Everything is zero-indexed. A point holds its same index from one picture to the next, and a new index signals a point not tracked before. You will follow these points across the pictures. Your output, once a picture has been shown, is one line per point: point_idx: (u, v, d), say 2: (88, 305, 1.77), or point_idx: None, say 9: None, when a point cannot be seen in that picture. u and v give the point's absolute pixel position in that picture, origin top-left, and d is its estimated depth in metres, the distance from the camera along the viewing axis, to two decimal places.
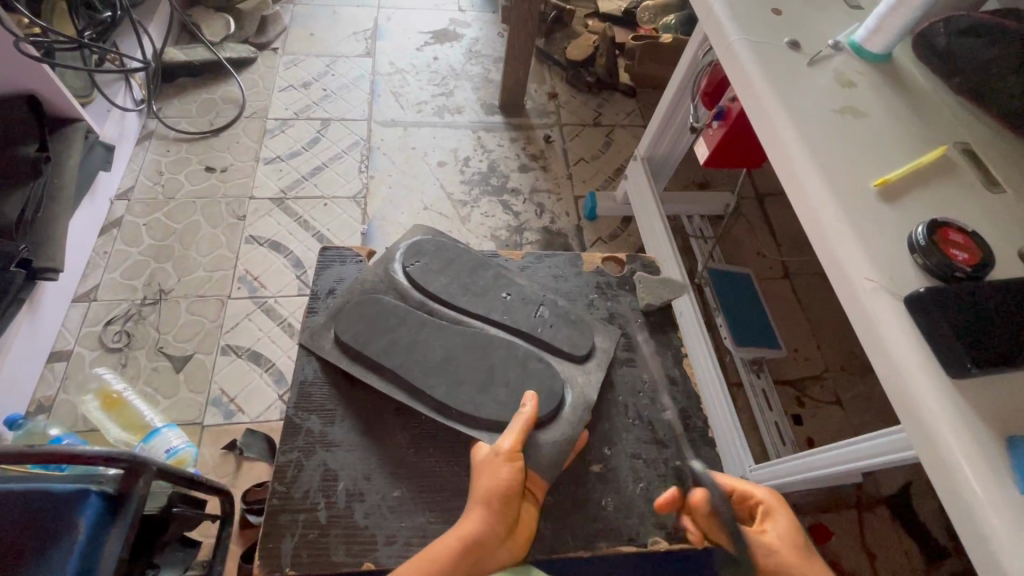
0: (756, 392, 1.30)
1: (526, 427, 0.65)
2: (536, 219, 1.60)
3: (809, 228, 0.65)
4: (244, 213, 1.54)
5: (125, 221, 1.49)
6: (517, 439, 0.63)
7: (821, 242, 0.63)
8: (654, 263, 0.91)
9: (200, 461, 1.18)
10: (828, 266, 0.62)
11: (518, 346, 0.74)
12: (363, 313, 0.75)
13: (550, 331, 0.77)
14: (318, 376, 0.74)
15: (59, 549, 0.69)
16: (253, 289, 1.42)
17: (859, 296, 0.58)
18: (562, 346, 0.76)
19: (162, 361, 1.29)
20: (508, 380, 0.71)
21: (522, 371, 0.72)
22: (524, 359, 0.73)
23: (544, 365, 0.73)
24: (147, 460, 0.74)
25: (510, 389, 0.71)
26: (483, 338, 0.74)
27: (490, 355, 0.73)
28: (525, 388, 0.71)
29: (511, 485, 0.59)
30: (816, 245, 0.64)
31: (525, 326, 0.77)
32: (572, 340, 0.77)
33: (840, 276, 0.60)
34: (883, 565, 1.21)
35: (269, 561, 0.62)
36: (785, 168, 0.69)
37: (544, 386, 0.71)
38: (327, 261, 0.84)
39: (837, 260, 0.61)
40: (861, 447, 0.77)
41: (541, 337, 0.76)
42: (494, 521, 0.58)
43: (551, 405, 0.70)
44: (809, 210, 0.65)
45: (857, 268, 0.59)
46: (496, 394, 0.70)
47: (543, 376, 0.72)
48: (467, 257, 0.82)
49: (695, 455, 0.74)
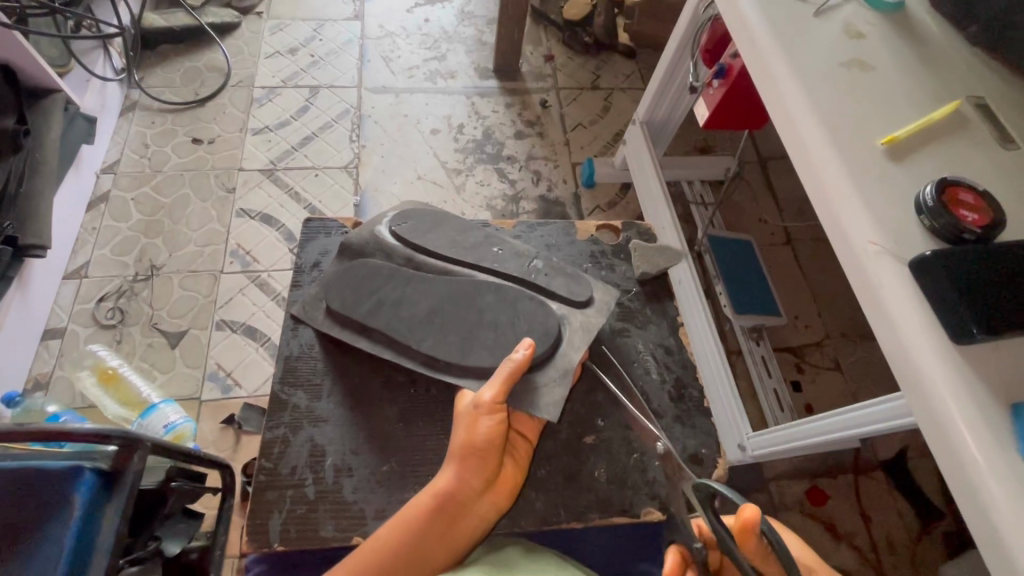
0: (755, 359, 1.29)
1: (515, 373, 0.63)
2: (533, 187, 1.56)
3: (811, 188, 0.62)
4: (234, 185, 1.51)
5: (112, 195, 1.46)
6: (498, 389, 0.62)
7: (823, 205, 0.60)
8: (650, 230, 0.88)
9: (200, 436, 1.19)
10: (829, 229, 0.60)
11: (509, 289, 0.72)
12: (349, 279, 0.73)
13: (545, 278, 0.74)
14: (304, 351, 0.72)
15: (56, 524, 0.69)
16: (245, 263, 1.40)
17: (862, 261, 0.56)
18: (557, 291, 0.73)
19: (156, 337, 1.29)
20: (496, 324, 0.70)
21: (513, 313, 0.71)
22: (514, 300, 0.71)
23: (536, 303, 0.71)
24: (141, 436, 0.73)
25: (499, 333, 0.69)
26: (471, 286, 0.72)
27: (478, 302, 0.71)
28: (516, 330, 0.69)
29: (486, 440, 0.59)
30: (817, 207, 0.61)
31: (516, 271, 0.75)
32: (568, 287, 0.74)
33: (842, 242, 0.58)
34: (878, 527, 1.22)
35: (258, 537, 0.62)
36: (787, 124, 0.66)
37: (536, 328, 0.70)
38: (311, 233, 0.82)
39: (839, 222, 0.58)
40: (866, 413, 0.75)
41: (535, 282, 0.74)
42: (468, 476, 0.59)
43: (544, 347, 0.69)
44: (810, 170, 0.62)
45: (860, 231, 0.56)
46: (484, 338, 0.69)
47: (535, 314, 0.70)
48: (457, 221, 0.80)
49: (690, 424, 0.73)
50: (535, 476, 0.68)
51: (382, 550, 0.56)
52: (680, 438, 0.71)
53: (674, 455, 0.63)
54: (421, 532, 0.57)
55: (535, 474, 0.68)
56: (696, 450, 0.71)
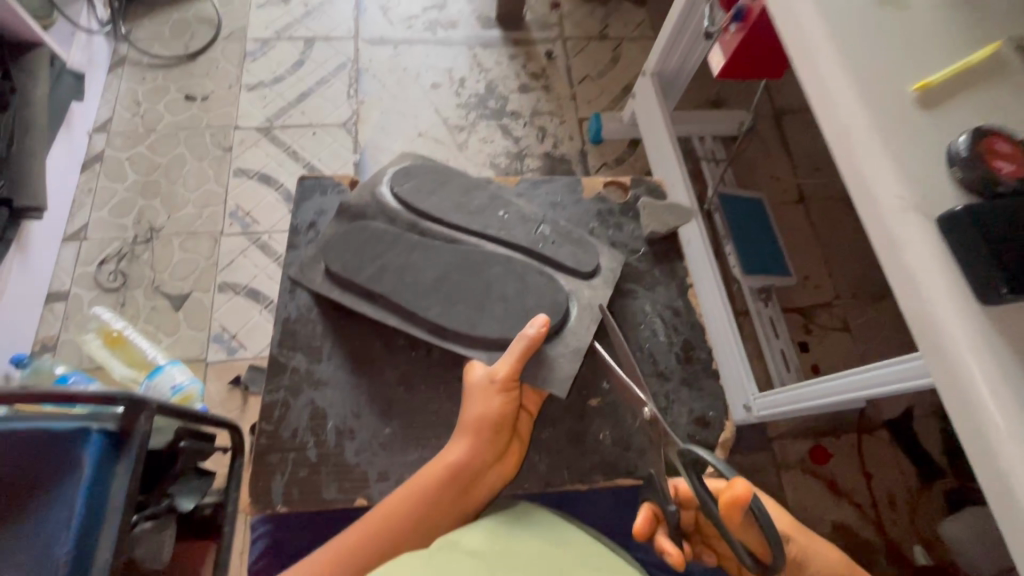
0: (763, 320, 1.27)
1: (528, 349, 0.63)
2: (538, 144, 1.51)
3: (833, 137, 0.58)
4: (230, 143, 1.46)
5: (107, 155, 1.43)
6: (512, 366, 0.61)
7: (843, 155, 0.57)
8: (660, 187, 0.85)
9: (207, 396, 1.20)
10: (851, 184, 0.56)
11: (517, 261, 0.70)
12: (351, 242, 0.71)
13: (552, 248, 0.73)
14: (303, 313, 0.71)
15: (67, 484, 0.70)
16: (245, 224, 1.38)
17: (884, 216, 0.53)
18: (565, 262, 0.72)
19: (159, 299, 1.28)
20: (505, 296, 0.68)
21: (522, 286, 0.69)
22: (523, 273, 0.70)
23: (545, 277, 0.70)
24: (146, 398, 0.74)
25: (509, 305, 0.68)
26: (479, 257, 0.70)
27: (485, 273, 0.69)
28: (525, 303, 0.68)
29: (499, 415, 0.59)
30: (838, 160, 0.58)
31: (524, 241, 0.73)
32: (576, 257, 0.73)
33: (864, 194, 0.55)
34: (879, 484, 1.24)
35: (262, 498, 0.63)
36: (812, 70, 0.61)
37: (545, 302, 0.69)
38: (306, 192, 0.79)
39: (862, 177, 0.55)
40: (887, 372, 0.73)
41: (543, 252, 0.72)
42: (481, 449, 0.58)
43: (555, 321, 0.68)
44: (833, 118, 0.58)
45: (884, 182, 0.53)
46: (494, 310, 0.68)
47: (544, 290, 0.69)
48: (460, 180, 0.77)
49: (697, 386, 0.72)
50: (539, 438, 0.67)
51: (393, 519, 0.56)
52: (686, 400, 0.71)
53: (660, 420, 0.60)
54: (433, 502, 0.56)
55: (539, 436, 0.67)
56: (702, 413, 0.70)
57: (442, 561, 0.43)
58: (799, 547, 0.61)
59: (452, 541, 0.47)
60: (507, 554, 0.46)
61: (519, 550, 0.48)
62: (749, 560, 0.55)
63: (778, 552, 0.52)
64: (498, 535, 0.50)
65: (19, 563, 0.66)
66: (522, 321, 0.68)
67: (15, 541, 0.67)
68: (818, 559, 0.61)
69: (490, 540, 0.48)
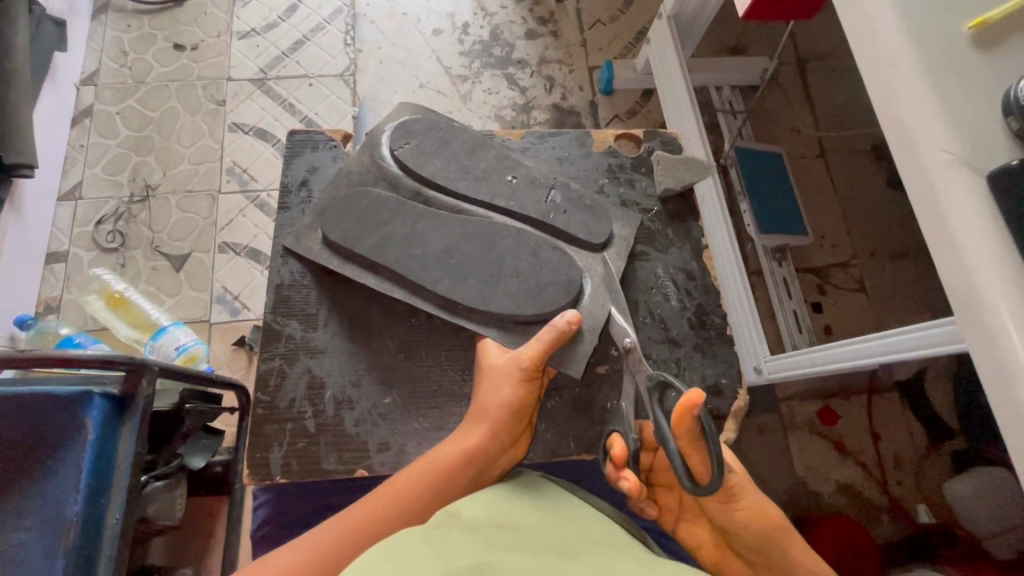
0: (776, 281, 1.24)
1: (558, 342, 0.59)
2: (545, 95, 1.43)
3: (878, 90, 0.53)
4: (223, 96, 1.40)
5: (96, 110, 1.37)
6: (538, 355, 0.58)
7: (886, 105, 0.52)
8: (676, 141, 0.80)
9: (212, 357, 1.20)
10: (893, 135, 0.52)
11: (529, 234, 0.67)
12: (351, 208, 0.68)
13: (564, 217, 0.69)
14: (297, 278, 0.68)
15: (72, 447, 0.69)
16: (242, 182, 1.33)
17: (926, 172, 0.48)
18: (578, 234, 0.68)
19: (159, 260, 1.26)
20: (519, 270, 0.65)
21: (535, 261, 0.65)
22: (536, 247, 0.66)
23: (559, 253, 0.66)
24: (148, 361, 0.71)
25: (522, 280, 0.65)
26: (488, 228, 0.66)
27: (497, 245, 0.66)
28: (539, 279, 0.65)
29: (520, 403, 0.57)
30: (880, 108, 0.53)
31: (535, 212, 0.69)
32: (588, 227, 0.69)
33: (906, 150, 0.50)
34: (886, 446, 1.23)
35: (260, 470, 0.62)
36: (857, 13, 0.55)
37: (559, 278, 0.65)
38: (297, 147, 0.75)
39: (906, 126, 0.50)
40: (904, 339, 0.69)
41: (554, 223, 0.69)
42: (498, 434, 0.57)
43: (567, 299, 0.64)
44: (878, 68, 0.53)
45: (930, 136, 0.49)
46: (507, 286, 0.64)
47: (558, 265, 0.65)
48: (464, 137, 0.72)
49: (711, 353, 0.69)
50: (545, 408, 0.66)
51: (402, 501, 0.54)
52: (698, 368, 0.68)
53: (636, 349, 0.61)
54: (445, 488, 0.55)
55: (545, 405, 0.66)
56: (716, 380, 0.68)
57: (440, 539, 0.41)
58: (739, 483, 0.53)
59: (451, 514, 0.46)
60: (507, 529, 0.45)
61: (519, 525, 0.46)
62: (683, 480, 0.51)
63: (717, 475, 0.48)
64: (497, 506, 0.49)
65: (30, 524, 0.67)
66: (535, 293, 0.64)
67: (23, 503, 0.67)
68: (754, 500, 0.54)
69: (489, 513, 0.47)
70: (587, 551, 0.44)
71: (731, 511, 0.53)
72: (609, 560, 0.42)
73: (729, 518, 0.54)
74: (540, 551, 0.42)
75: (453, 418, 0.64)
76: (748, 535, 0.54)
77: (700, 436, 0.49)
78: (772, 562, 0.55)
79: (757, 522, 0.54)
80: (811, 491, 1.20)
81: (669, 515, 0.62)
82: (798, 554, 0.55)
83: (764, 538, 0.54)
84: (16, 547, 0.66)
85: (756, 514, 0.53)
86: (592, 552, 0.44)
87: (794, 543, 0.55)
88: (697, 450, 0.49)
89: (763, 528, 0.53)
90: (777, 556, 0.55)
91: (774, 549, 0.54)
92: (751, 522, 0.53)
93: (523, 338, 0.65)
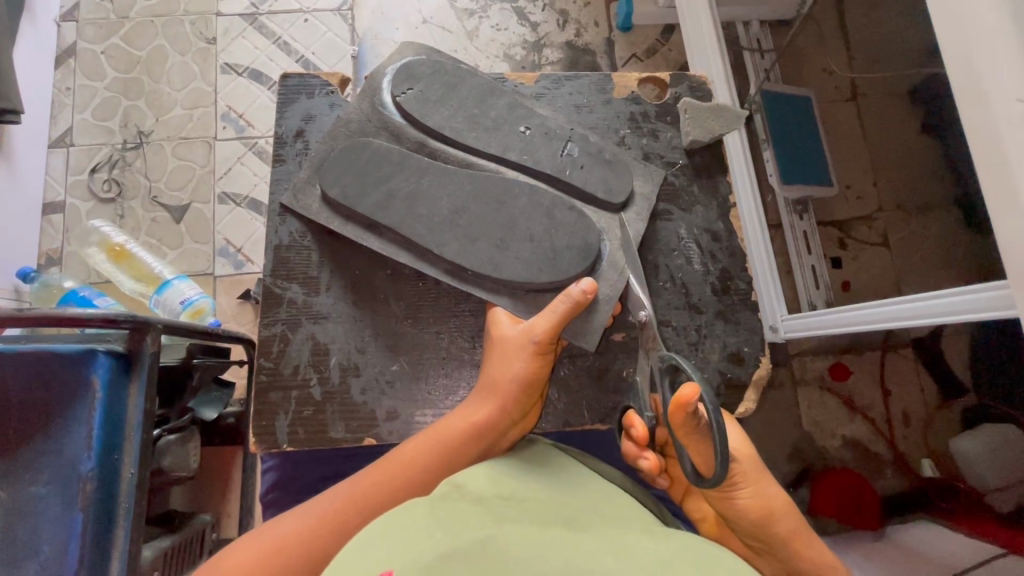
0: (796, 236, 1.18)
1: (572, 313, 0.57)
2: (558, 32, 1.32)
3: (957, 73, 0.52)
4: (214, 34, 1.31)
5: (80, 48, 1.29)
6: (552, 328, 0.56)
7: (959, 55, 0.51)
8: (704, 85, 0.73)
9: (219, 311, 1.19)
10: (963, 83, 0.51)
11: (544, 193, 0.62)
12: (351, 162, 0.63)
13: (582, 174, 0.64)
14: (296, 239, 0.65)
15: (83, 403, 0.68)
16: (240, 128, 1.27)
17: (997, 122, 0.48)
18: (596, 192, 0.64)
19: (159, 212, 1.22)
20: (532, 233, 0.61)
21: (550, 223, 0.61)
22: (550, 208, 0.62)
23: (575, 213, 0.62)
24: (150, 319, 0.68)
25: (536, 244, 0.61)
26: (499, 185, 0.62)
27: (508, 205, 0.62)
28: (553, 242, 0.61)
29: (531, 376, 0.56)
30: (951, 56, 0.52)
31: (550, 167, 0.64)
32: (607, 184, 0.64)
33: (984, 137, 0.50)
34: (896, 402, 1.21)
35: (267, 438, 0.61)
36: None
37: (575, 242, 0.61)
38: (290, 93, 0.69)
39: (980, 75, 0.50)
40: (936, 303, 0.68)
41: (570, 180, 0.64)
42: (508, 408, 0.55)
43: (584, 266, 0.61)
44: (958, 48, 0.51)
45: (1006, 119, 0.48)
46: (519, 250, 0.61)
47: (575, 228, 0.61)
48: (473, 82, 0.66)
49: (733, 319, 0.66)
50: (558, 376, 0.64)
51: (410, 472, 0.53)
52: (718, 334, 0.66)
53: (650, 326, 0.58)
54: (454, 460, 0.54)
55: (557, 372, 0.64)
56: (737, 348, 0.66)
57: (443, 512, 0.40)
58: (741, 471, 0.50)
59: (457, 486, 0.45)
60: (514, 502, 0.44)
61: (530, 498, 0.45)
62: (688, 470, 0.50)
63: (719, 467, 0.45)
64: (507, 479, 0.48)
65: (47, 479, 0.68)
66: (550, 260, 0.61)
67: (38, 458, 0.68)
68: (755, 489, 0.50)
69: (495, 485, 0.46)
70: (595, 524, 0.43)
71: (730, 500, 0.50)
72: (617, 533, 0.41)
73: (728, 507, 0.51)
74: (549, 525, 0.41)
75: (462, 385, 0.63)
76: (746, 526, 0.50)
77: (699, 426, 0.47)
78: (773, 553, 0.51)
79: (757, 511, 0.50)
80: (817, 448, 1.20)
81: (679, 487, 0.59)
82: (803, 550, 0.50)
83: (763, 530, 0.50)
84: (36, 500, 0.67)
85: (758, 504, 0.50)
86: (600, 525, 0.42)
87: (799, 538, 0.50)
88: (695, 441, 0.47)
89: (764, 519, 0.50)
90: (780, 549, 0.51)
91: (776, 541, 0.50)
92: (752, 512, 0.50)
93: (534, 306, 0.62)
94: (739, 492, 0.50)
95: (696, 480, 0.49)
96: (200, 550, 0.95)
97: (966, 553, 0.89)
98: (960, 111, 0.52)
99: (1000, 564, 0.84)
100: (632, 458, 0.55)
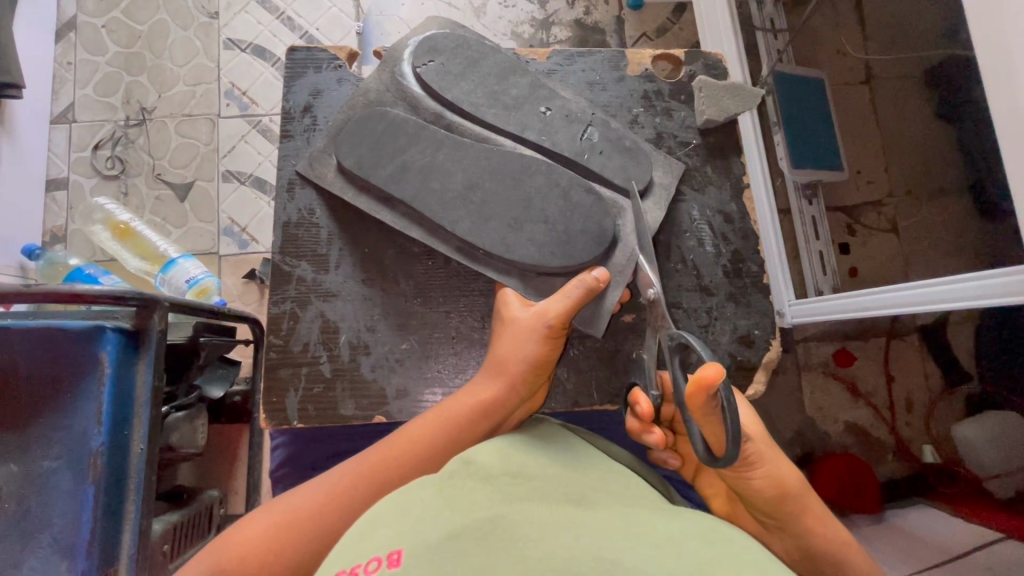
0: (805, 220, 1.17)
1: (585, 298, 0.57)
2: (567, 9, 1.29)
3: (997, 83, 0.54)
4: (216, 8, 1.28)
5: (80, 22, 1.27)
6: (566, 312, 0.56)
7: (989, 23, 0.54)
8: (720, 64, 0.72)
9: (224, 290, 1.19)
10: (987, 53, 0.54)
11: (561, 173, 0.61)
12: (367, 134, 0.62)
13: (599, 159, 0.63)
14: (303, 216, 0.64)
15: (91, 380, 0.68)
16: (243, 106, 1.26)
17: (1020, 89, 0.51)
18: (613, 177, 0.63)
19: (163, 189, 1.21)
20: (547, 215, 0.60)
21: (565, 205, 0.61)
22: (567, 189, 0.61)
23: (592, 196, 0.61)
24: (157, 297, 0.67)
25: (550, 227, 0.60)
26: (515, 162, 0.61)
27: (524, 184, 0.61)
28: (568, 226, 0.60)
29: (541, 358, 0.56)
30: (979, 23, 0.55)
31: (567, 149, 0.63)
32: (625, 171, 0.63)
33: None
34: (899, 387, 1.21)
35: (277, 414, 0.61)
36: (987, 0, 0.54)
37: (591, 227, 0.60)
38: (298, 66, 0.68)
39: (1007, 46, 0.52)
40: (928, 292, 0.70)
41: (588, 164, 0.63)
42: (516, 387, 0.55)
43: (600, 251, 0.60)
44: (997, 57, 0.53)
45: None
46: (533, 232, 0.60)
47: (592, 210, 0.61)
48: (494, 59, 0.65)
49: (745, 302, 0.66)
50: (566, 356, 0.64)
51: (418, 448, 0.53)
52: (729, 316, 0.65)
53: (660, 305, 0.57)
54: (463, 437, 0.54)
55: (567, 353, 0.64)
56: (748, 331, 0.65)
57: (453, 490, 0.40)
58: (755, 450, 0.50)
59: (468, 463, 0.45)
60: (525, 479, 0.44)
61: (540, 475, 0.45)
62: (699, 449, 0.49)
63: (736, 446, 0.45)
64: (516, 455, 0.48)
65: (58, 453, 0.68)
66: (563, 244, 0.60)
67: (49, 433, 0.68)
68: (769, 468, 0.50)
69: (507, 462, 0.46)
70: (605, 502, 0.43)
71: (743, 478, 0.50)
72: (628, 510, 0.41)
73: (741, 483, 0.50)
74: (558, 501, 0.41)
75: (472, 365, 0.63)
76: (760, 502, 0.50)
77: (714, 408, 0.47)
78: (788, 530, 0.50)
79: (771, 489, 0.49)
80: (820, 432, 1.20)
81: (690, 466, 0.59)
82: (815, 525, 0.51)
83: (778, 506, 0.50)
84: (48, 474, 0.68)
85: (771, 483, 0.49)
86: (611, 503, 0.43)
87: (811, 513, 0.51)
88: (710, 422, 0.47)
89: (778, 497, 0.49)
90: (793, 525, 0.50)
91: (790, 517, 0.50)
92: (765, 490, 0.49)
93: (545, 289, 0.62)
94: (755, 472, 0.49)
95: (706, 459, 0.49)
96: (208, 525, 0.97)
97: (967, 536, 0.90)
98: (985, 76, 0.55)
99: (1001, 548, 0.85)
100: (637, 432, 0.55)
